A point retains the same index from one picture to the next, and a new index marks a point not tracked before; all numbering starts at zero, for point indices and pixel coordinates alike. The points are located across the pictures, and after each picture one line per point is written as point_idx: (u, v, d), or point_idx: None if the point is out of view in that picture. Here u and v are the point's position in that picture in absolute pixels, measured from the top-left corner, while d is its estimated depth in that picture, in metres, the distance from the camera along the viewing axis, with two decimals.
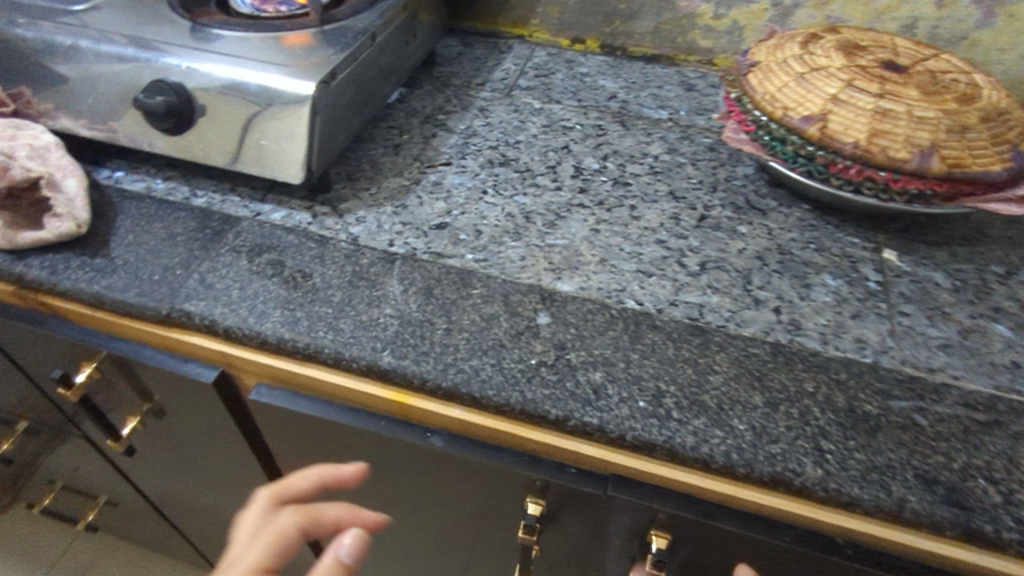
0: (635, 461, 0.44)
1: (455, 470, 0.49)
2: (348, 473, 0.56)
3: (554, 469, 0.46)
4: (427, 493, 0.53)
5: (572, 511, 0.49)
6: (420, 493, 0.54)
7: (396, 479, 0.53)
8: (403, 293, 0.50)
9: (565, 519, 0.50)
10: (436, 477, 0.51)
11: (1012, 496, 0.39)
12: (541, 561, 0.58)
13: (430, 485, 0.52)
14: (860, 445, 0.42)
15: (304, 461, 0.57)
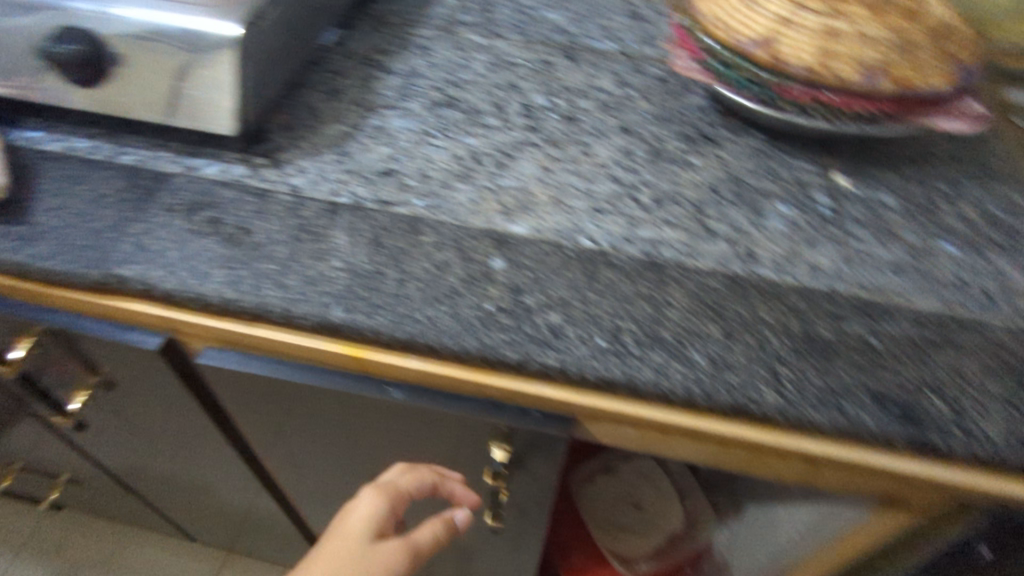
0: (596, 400, 0.44)
1: (418, 421, 0.48)
2: (311, 432, 0.55)
3: (516, 413, 0.46)
4: (392, 445, 0.53)
5: (538, 452, 0.49)
6: (386, 447, 0.54)
7: (361, 435, 0.53)
8: (350, 244, 0.49)
9: (533, 460, 0.50)
10: (399, 429, 0.50)
11: (960, 408, 0.41)
12: (512, 503, 0.58)
13: (393, 438, 0.52)
14: (815, 369, 0.42)
15: (264, 424, 0.56)
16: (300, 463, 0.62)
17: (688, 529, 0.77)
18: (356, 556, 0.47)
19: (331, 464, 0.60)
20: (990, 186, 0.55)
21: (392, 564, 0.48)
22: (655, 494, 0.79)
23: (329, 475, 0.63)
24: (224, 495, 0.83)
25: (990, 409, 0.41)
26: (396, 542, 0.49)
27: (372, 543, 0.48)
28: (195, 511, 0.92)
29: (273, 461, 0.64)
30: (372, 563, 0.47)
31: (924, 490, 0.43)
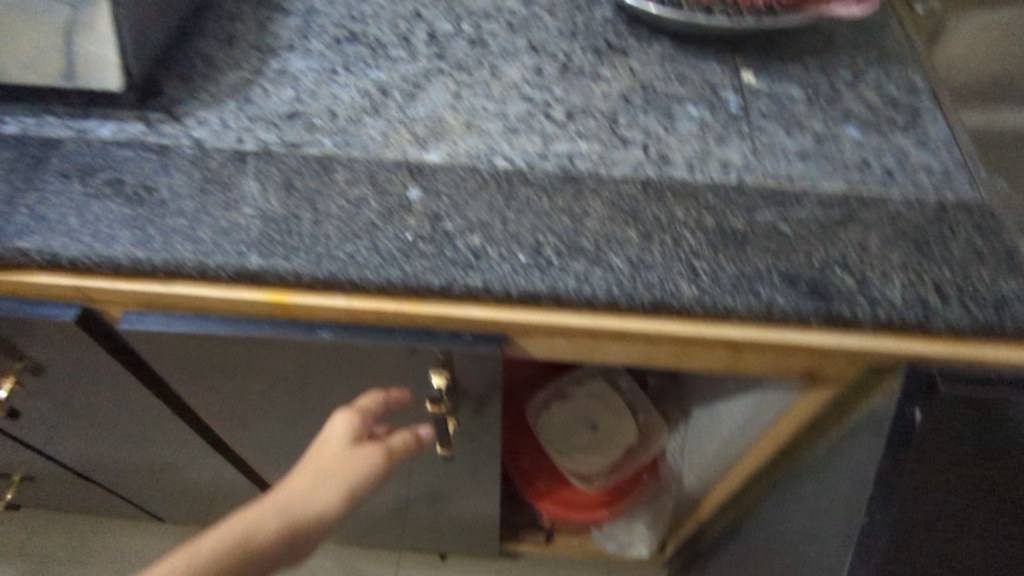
0: (523, 315, 0.45)
1: (356, 356, 0.49)
2: (255, 382, 0.55)
3: (449, 338, 0.47)
4: (336, 383, 0.54)
5: (478, 370, 0.50)
6: (332, 386, 0.55)
7: (305, 377, 0.54)
8: (261, 190, 0.47)
9: (474, 379, 0.52)
10: (339, 367, 0.51)
11: (864, 278, 0.43)
12: (463, 424, 0.61)
13: (337, 376, 0.53)
14: (729, 258, 0.44)
15: (206, 381, 0.55)
16: (251, 419, 0.63)
17: (640, 439, 0.83)
18: (336, 462, 0.56)
19: (282, 415, 0.61)
20: (889, 69, 0.56)
21: (367, 462, 0.56)
22: (609, 412, 0.83)
23: (282, 429, 0.64)
24: (184, 470, 0.83)
25: (891, 277, 0.43)
26: (371, 446, 0.57)
27: (349, 449, 0.56)
28: (160, 491, 0.91)
29: (223, 422, 0.64)
30: (350, 465, 0.56)
31: (839, 357, 0.46)
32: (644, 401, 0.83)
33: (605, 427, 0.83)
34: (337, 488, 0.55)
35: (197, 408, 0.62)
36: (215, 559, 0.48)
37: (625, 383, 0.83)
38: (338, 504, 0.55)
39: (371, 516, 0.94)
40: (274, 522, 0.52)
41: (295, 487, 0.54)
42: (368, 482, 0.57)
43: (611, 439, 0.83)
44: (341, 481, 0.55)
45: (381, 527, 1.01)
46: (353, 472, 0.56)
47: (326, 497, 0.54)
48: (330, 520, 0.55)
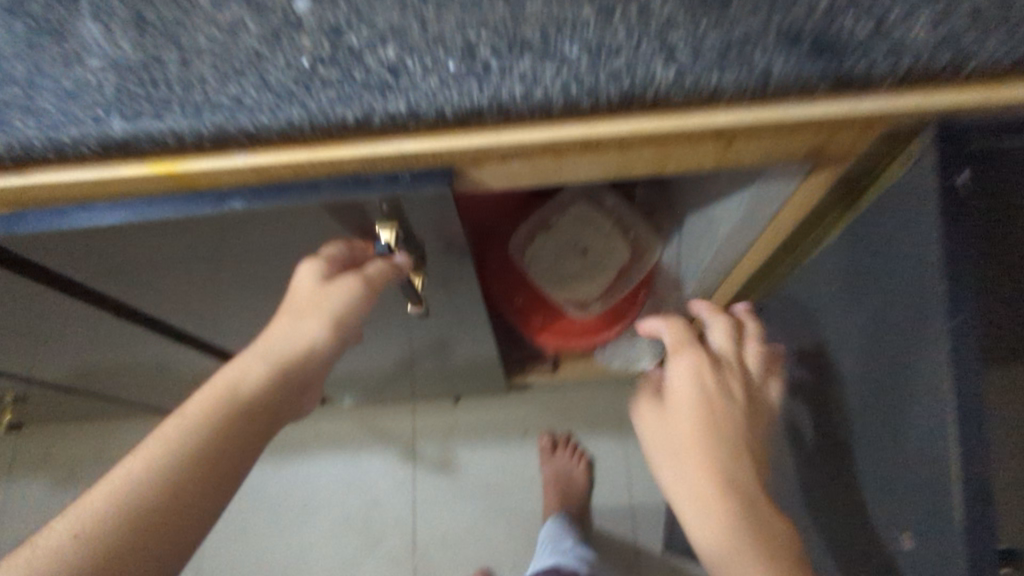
0: (467, 138, 0.36)
1: (287, 220, 0.43)
2: (191, 265, 0.49)
3: (385, 183, 0.40)
4: (277, 249, 0.48)
5: (431, 213, 0.43)
6: (277, 254, 0.49)
7: (240, 251, 0.47)
8: (103, 28, 0.36)
9: (429, 224, 0.45)
10: (273, 233, 0.45)
11: (885, 18, 0.34)
12: (433, 272, 0.55)
13: (275, 242, 0.47)
14: (712, 22, 0.34)
15: (139, 274, 0.49)
16: (208, 304, 0.58)
17: (635, 254, 0.79)
18: (312, 302, 0.49)
19: (237, 293, 0.56)
20: None
21: (342, 297, 0.48)
22: (598, 235, 0.77)
23: (245, 308, 0.60)
24: (171, 365, 0.80)
25: (919, 12, 0.33)
26: (346, 277, 0.48)
27: (323, 284, 0.48)
28: (157, 386, 0.90)
29: (181, 310, 0.59)
30: (327, 301, 0.48)
31: (848, 128, 0.38)
32: (633, 215, 0.77)
33: (596, 251, 0.78)
34: (320, 328, 0.49)
35: (145, 304, 0.56)
36: (210, 418, 0.45)
37: (611, 201, 0.76)
38: (326, 343, 0.50)
39: (376, 372, 0.95)
40: (264, 370, 0.48)
41: (278, 333, 0.50)
42: (354, 316, 0.50)
43: (604, 262, 0.79)
44: (321, 317, 0.49)
45: (388, 382, 1.01)
46: (333, 308, 0.49)
47: (310, 337, 0.49)
48: (322, 358, 0.51)
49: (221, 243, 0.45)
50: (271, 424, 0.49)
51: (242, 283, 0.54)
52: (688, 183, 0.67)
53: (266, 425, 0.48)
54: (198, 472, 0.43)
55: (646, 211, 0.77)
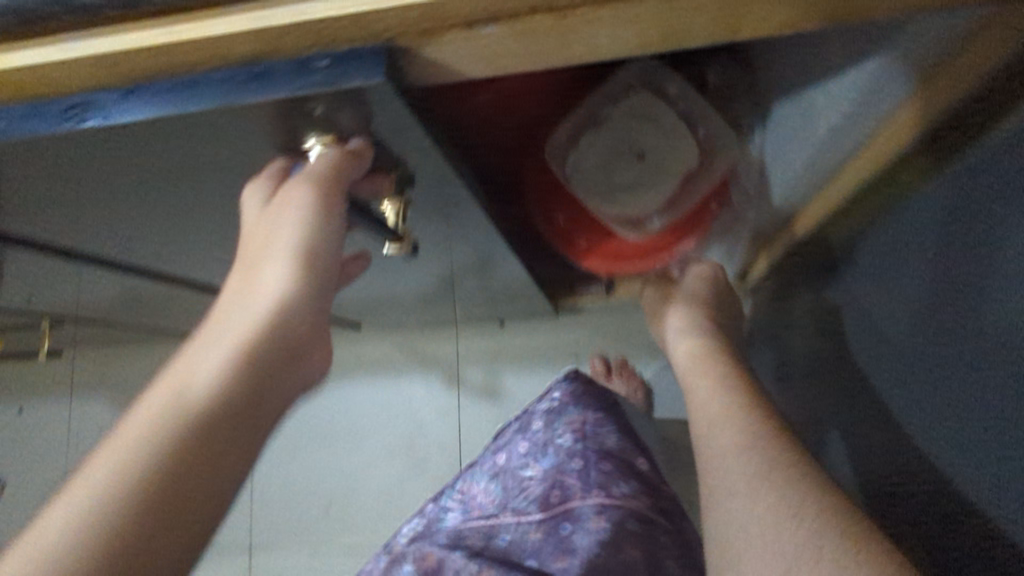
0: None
1: (190, 139, 0.31)
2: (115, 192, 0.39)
3: (289, 76, 0.26)
4: (208, 172, 0.37)
5: (384, 117, 0.30)
6: (211, 176, 0.38)
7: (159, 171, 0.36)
8: None
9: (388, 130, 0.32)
10: (186, 154, 0.33)
11: None
12: (424, 197, 0.42)
13: (201, 161, 0.35)
14: None
15: (63, 196, 0.40)
16: (169, 234, 0.48)
17: (704, 157, 0.62)
18: (265, 240, 0.36)
19: (193, 224, 0.46)
20: None
21: (291, 208, 0.34)
22: (658, 134, 0.60)
23: (213, 240, 0.50)
24: (179, 295, 0.74)
25: None
26: (292, 183, 0.35)
27: (271, 211, 0.36)
28: (180, 312, 0.85)
29: (144, 244, 0.50)
30: (281, 226, 0.36)
31: None
32: (704, 107, 0.60)
33: (657, 155, 0.60)
34: (283, 274, 0.36)
35: (96, 238, 0.47)
36: (162, 427, 0.32)
37: (675, 88, 0.59)
38: (301, 290, 0.36)
39: (406, 300, 0.85)
40: (227, 344, 0.35)
41: (233, 298, 0.37)
42: (325, 243, 0.36)
43: (668, 169, 0.60)
44: (281, 254, 0.36)
45: (423, 308, 0.92)
46: (294, 236, 0.35)
47: (275, 289, 0.36)
48: (308, 311, 0.37)
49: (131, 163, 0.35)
50: (256, 424, 0.34)
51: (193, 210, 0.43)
52: (776, 52, 0.50)
53: (244, 425, 0.34)
54: (162, 500, 0.30)
55: (721, 98, 0.60)
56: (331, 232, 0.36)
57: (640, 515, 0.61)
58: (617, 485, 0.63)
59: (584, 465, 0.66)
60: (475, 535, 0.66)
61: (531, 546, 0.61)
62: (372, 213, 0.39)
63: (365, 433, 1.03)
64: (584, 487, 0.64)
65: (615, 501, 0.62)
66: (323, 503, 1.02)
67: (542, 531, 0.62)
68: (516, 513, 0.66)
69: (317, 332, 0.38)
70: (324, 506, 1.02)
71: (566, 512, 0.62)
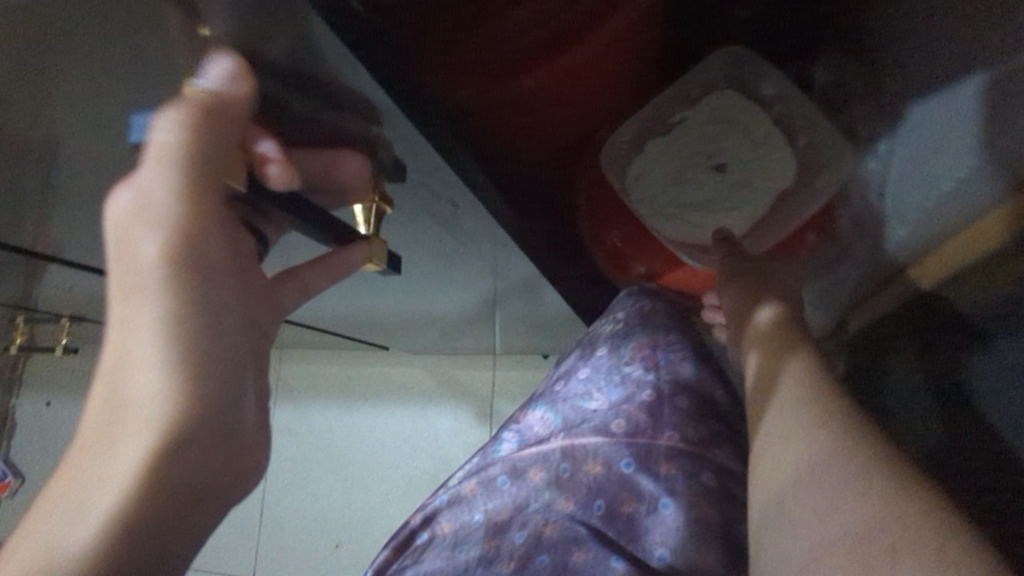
0: None
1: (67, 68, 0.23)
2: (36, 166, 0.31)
3: None
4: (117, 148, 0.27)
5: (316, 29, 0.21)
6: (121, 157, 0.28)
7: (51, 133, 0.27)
8: None
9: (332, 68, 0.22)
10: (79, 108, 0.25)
11: None
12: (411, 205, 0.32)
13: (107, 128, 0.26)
14: None
15: None
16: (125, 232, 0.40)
17: (802, 173, 0.49)
18: (120, 346, 0.27)
19: None
20: None
21: (143, 264, 0.27)
22: (743, 143, 0.49)
23: None
24: None
25: None
26: (139, 224, 0.27)
27: (121, 284, 0.27)
28: None
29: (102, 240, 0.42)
30: (138, 321, 0.27)
31: None
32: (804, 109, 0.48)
33: (738, 170, 0.49)
34: (155, 382, 0.27)
35: (43, 226, 0.40)
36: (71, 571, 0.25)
37: (772, 90, 0.49)
38: (195, 389, 0.28)
39: (430, 327, 0.74)
40: (134, 447, 0.27)
41: (93, 426, 0.27)
42: (204, 294, 0.29)
43: (750, 189, 0.49)
44: (151, 359, 0.27)
45: (452, 337, 0.82)
46: (157, 331, 0.27)
47: (149, 410, 0.27)
48: (211, 345, 0.29)
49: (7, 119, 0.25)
50: (198, 491, 0.29)
51: None
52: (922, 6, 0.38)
53: (184, 501, 0.28)
54: None
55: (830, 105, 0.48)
56: (211, 276, 0.29)
57: (723, 468, 0.43)
58: (691, 424, 0.45)
59: (658, 397, 0.46)
60: (535, 462, 0.46)
61: (599, 489, 0.43)
62: (317, 211, 0.29)
63: (382, 467, 0.93)
64: (658, 420, 0.45)
65: (690, 443, 0.44)
66: (332, 540, 0.93)
67: (612, 468, 0.43)
68: (574, 437, 0.46)
69: (230, 410, 0.30)
70: (333, 545, 0.92)
71: (641, 451, 0.43)
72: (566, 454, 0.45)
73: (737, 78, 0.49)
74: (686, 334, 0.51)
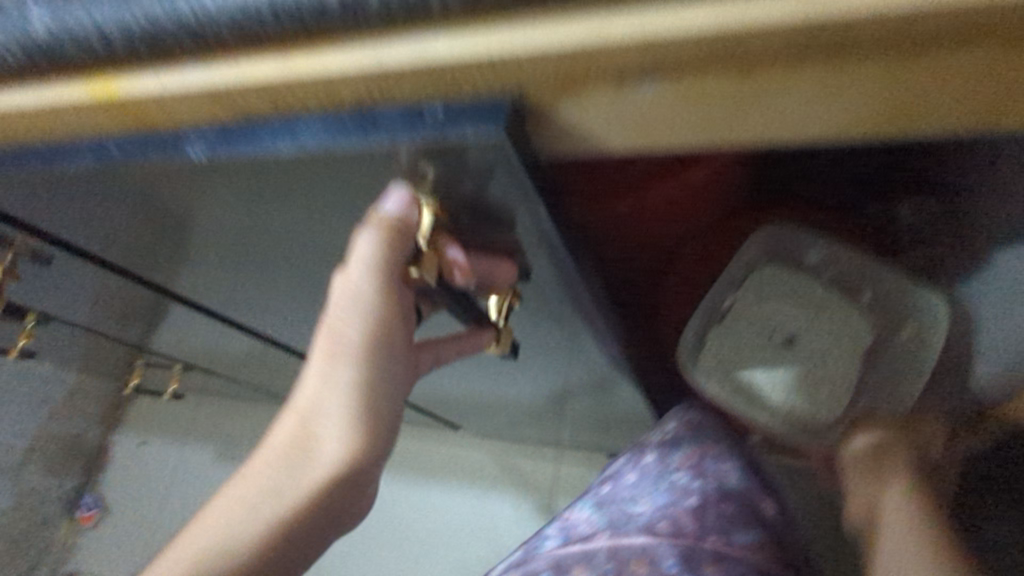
0: (537, 39, 0.18)
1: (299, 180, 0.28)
2: (228, 238, 0.39)
3: (400, 121, 0.22)
4: (301, 217, 0.33)
5: (511, 196, 0.26)
6: (314, 235, 0.35)
7: (258, 207, 0.33)
8: None
9: (511, 214, 0.27)
10: (288, 196, 0.30)
11: None
12: (534, 303, 0.37)
13: (309, 214, 0.32)
14: None
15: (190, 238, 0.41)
16: (263, 294, 0.48)
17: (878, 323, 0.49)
18: (316, 396, 0.32)
19: (288, 284, 0.44)
20: None
21: (345, 337, 0.31)
22: (810, 315, 0.48)
23: (301, 304, 0.48)
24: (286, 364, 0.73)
25: None
26: (346, 308, 0.31)
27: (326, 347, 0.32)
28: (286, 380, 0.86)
29: (249, 300, 0.50)
30: (337, 385, 0.32)
31: None
32: (852, 265, 0.50)
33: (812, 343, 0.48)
34: (342, 441, 0.32)
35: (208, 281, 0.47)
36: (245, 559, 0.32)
37: (819, 256, 0.50)
38: (364, 453, 0.32)
39: (507, 413, 0.77)
40: (326, 472, 0.32)
41: (287, 448, 0.32)
42: (379, 373, 0.32)
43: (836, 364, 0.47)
44: (339, 420, 0.32)
45: (524, 426, 0.84)
46: (346, 398, 0.32)
47: (335, 457, 0.32)
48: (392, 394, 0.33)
49: (228, 193, 0.31)
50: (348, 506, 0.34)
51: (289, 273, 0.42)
52: None
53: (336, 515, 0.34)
54: None
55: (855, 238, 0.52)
56: (385, 360, 0.32)
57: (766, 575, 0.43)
58: (736, 531, 0.46)
59: (702, 503, 0.47)
60: (579, 561, 0.45)
61: None
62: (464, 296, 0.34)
63: (435, 545, 0.94)
64: (703, 526, 0.46)
65: (737, 548, 0.44)
66: None
67: (657, 567, 0.43)
68: (620, 536, 0.46)
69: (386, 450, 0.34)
70: None
71: (687, 552, 0.44)
72: (611, 554, 0.45)
73: (778, 249, 0.51)
74: (734, 446, 0.52)
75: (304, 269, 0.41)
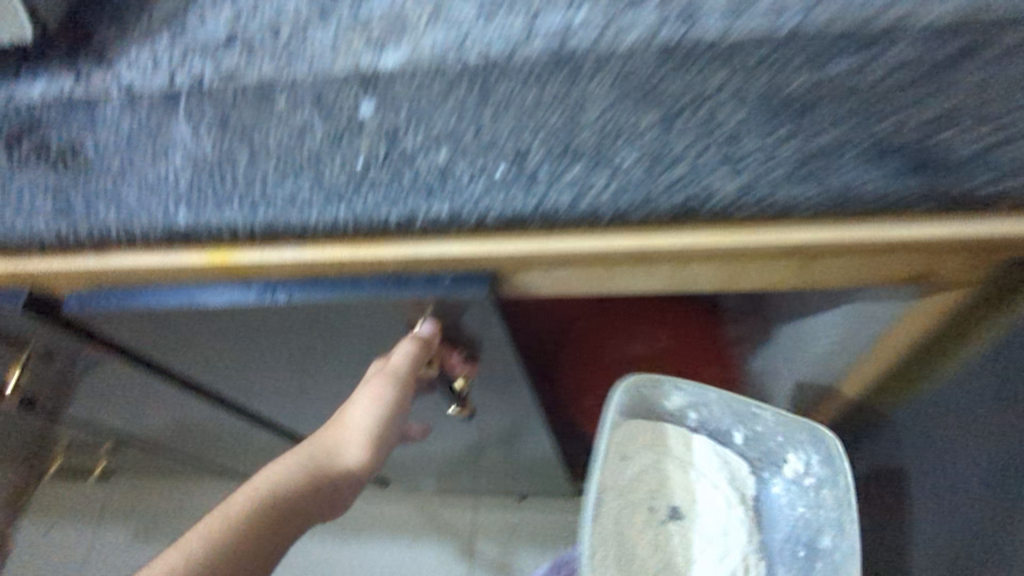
0: (509, 247, 0.35)
1: (335, 319, 0.42)
2: (245, 356, 0.51)
3: (424, 284, 0.38)
4: (318, 342, 0.46)
5: (483, 322, 0.42)
6: (326, 351, 0.49)
7: (286, 336, 0.46)
8: (196, 132, 0.40)
9: (482, 330, 0.43)
10: (319, 329, 0.44)
11: (990, 140, 0.32)
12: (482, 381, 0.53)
13: (327, 339, 0.46)
14: (765, 144, 0.33)
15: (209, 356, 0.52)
16: (255, 386, 0.59)
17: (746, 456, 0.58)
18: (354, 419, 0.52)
19: (282, 382, 0.56)
20: None
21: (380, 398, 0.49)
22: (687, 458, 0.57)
23: (288, 392, 0.60)
24: (237, 436, 0.82)
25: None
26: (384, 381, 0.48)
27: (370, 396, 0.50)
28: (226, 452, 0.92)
29: (237, 388, 0.61)
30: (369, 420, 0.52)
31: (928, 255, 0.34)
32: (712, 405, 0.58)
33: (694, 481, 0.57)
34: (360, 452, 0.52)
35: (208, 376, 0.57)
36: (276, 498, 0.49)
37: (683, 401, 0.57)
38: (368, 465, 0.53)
39: (436, 467, 0.90)
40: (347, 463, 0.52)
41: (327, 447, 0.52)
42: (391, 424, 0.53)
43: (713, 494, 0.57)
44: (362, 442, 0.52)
45: (448, 477, 0.97)
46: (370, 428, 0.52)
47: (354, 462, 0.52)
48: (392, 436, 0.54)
49: (269, 328, 0.45)
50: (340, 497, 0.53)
51: (289, 374, 0.54)
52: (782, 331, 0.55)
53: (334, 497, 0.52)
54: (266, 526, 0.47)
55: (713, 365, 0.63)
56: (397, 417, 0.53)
57: None
58: None
59: None
60: None
61: None
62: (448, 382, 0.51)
63: None
64: None
65: None
66: None
67: None
68: None
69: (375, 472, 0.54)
70: None
71: None
72: None
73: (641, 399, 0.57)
74: None
75: (304, 371, 0.53)
